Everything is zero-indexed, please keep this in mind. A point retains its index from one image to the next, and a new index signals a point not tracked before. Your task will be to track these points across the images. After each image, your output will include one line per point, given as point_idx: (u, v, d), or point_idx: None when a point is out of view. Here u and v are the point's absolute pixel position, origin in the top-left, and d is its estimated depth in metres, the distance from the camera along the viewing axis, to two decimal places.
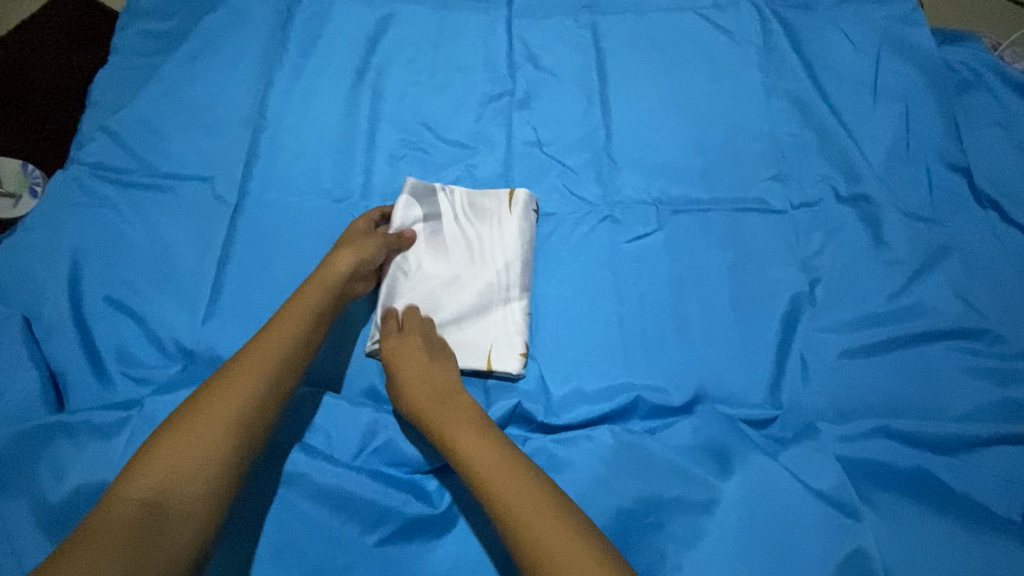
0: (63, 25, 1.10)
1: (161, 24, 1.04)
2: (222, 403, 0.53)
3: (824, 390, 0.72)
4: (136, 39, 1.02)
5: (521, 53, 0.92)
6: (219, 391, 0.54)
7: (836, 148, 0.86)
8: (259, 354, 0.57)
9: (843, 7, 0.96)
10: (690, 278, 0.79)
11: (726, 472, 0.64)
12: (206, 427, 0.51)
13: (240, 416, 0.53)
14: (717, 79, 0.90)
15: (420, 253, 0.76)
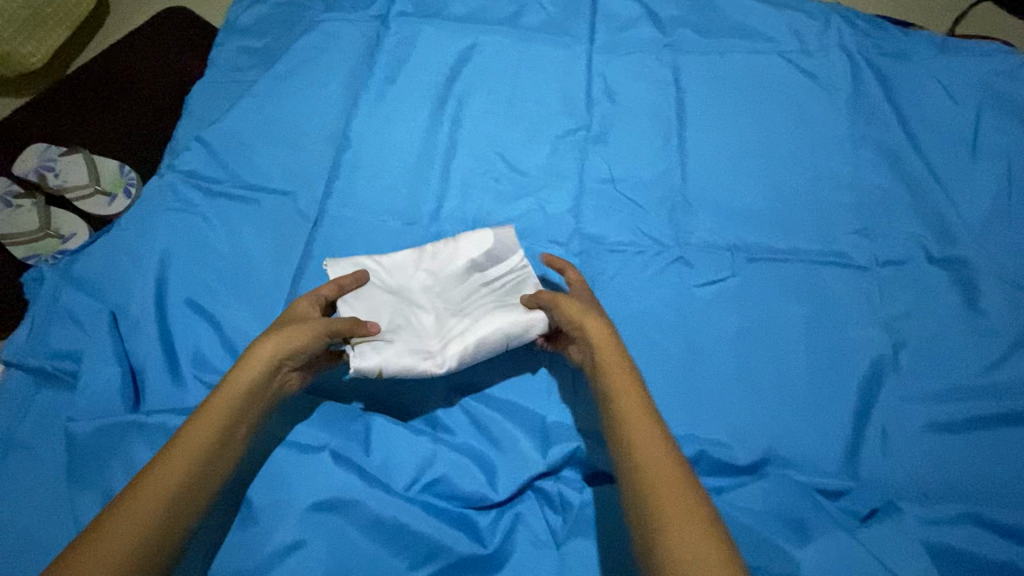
0: (166, 37, 1.17)
1: (256, 42, 1.10)
2: (156, 493, 0.47)
3: (905, 465, 0.68)
4: (233, 55, 1.08)
5: (599, 88, 0.92)
6: (142, 494, 0.47)
7: (929, 204, 0.82)
8: (198, 437, 0.51)
9: (941, 57, 0.92)
10: (763, 330, 0.75)
11: (795, 545, 0.60)
12: (137, 519, 0.46)
13: (183, 502, 0.49)
14: (801, 125, 0.88)
15: (455, 261, 0.71)
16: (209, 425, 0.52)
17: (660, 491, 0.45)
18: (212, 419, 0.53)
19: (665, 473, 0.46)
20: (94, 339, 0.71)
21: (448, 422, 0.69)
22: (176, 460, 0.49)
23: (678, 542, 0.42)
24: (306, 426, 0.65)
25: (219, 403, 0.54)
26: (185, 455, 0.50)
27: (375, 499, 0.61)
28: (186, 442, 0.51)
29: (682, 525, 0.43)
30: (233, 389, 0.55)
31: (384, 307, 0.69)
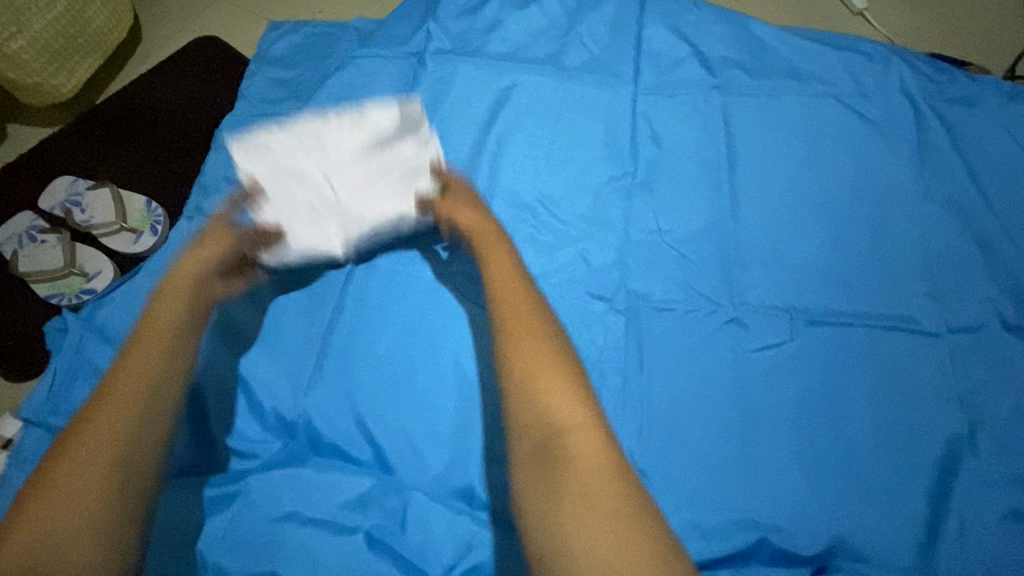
0: (197, 66, 1.15)
1: (288, 74, 1.07)
2: (101, 421, 0.50)
3: (989, 564, 0.61)
4: (264, 88, 1.06)
5: (645, 132, 0.88)
6: (86, 428, 0.49)
7: (1003, 266, 0.76)
8: (128, 368, 0.54)
9: (1011, 105, 0.86)
10: (825, 402, 0.70)
11: None
12: (89, 446, 0.48)
13: (133, 422, 0.51)
14: (861, 175, 0.83)
15: (354, 112, 0.70)
16: (128, 373, 0.53)
17: (537, 380, 0.52)
18: (131, 370, 0.54)
19: (546, 362, 0.53)
20: None
21: (485, 499, 0.63)
22: (111, 391, 0.52)
23: (563, 421, 0.49)
24: (342, 506, 0.62)
25: (132, 356, 0.55)
26: (119, 386, 0.52)
27: None
28: (119, 376, 0.53)
29: (560, 407, 0.50)
30: (148, 340, 0.56)
31: (300, 247, 0.71)
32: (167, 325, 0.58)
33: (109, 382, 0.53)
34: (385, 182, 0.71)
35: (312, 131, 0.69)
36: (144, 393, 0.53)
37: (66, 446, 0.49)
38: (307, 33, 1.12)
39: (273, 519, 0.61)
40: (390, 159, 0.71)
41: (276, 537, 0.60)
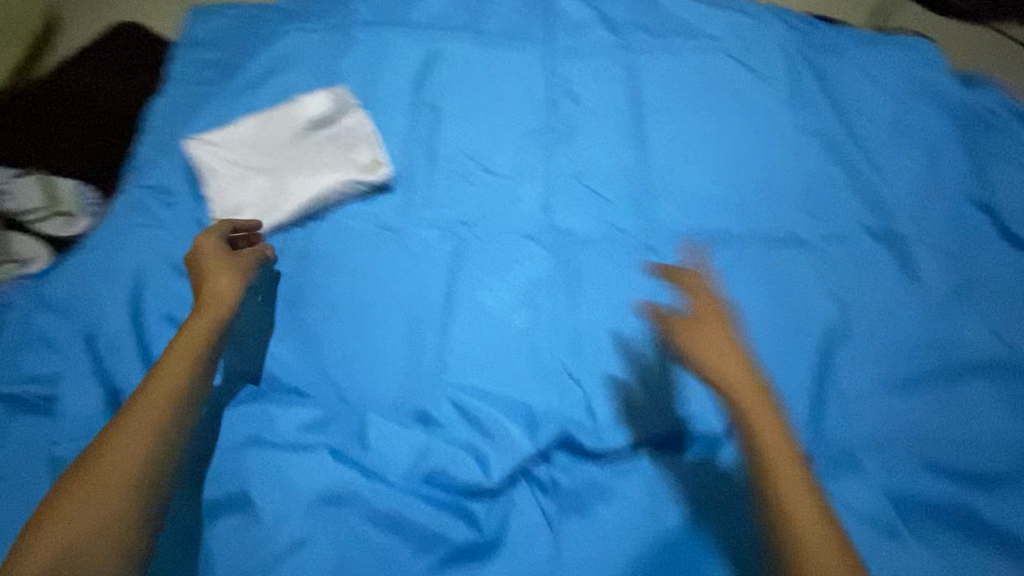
0: (116, 54, 1.15)
1: (213, 55, 1.09)
2: (129, 439, 0.53)
3: (865, 422, 0.71)
4: (190, 70, 1.07)
5: (560, 88, 0.96)
6: (113, 443, 0.52)
7: (864, 184, 0.89)
8: (157, 386, 0.57)
9: (866, 50, 1.01)
10: (726, 304, 0.79)
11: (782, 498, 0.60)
12: (113, 462, 0.51)
13: (158, 441, 0.54)
14: (748, 116, 0.94)
15: (294, 109, 0.87)
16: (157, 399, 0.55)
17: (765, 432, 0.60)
18: (162, 392, 0.56)
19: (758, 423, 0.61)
20: (70, 359, 0.71)
21: (438, 414, 0.70)
22: (139, 408, 0.55)
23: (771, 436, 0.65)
24: (300, 428, 0.67)
25: (160, 379, 0.57)
26: (147, 403, 0.55)
27: (376, 493, 0.63)
28: (147, 391, 0.56)
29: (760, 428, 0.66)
30: (178, 360, 0.59)
31: (251, 207, 0.82)
32: (195, 344, 0.61)
33: (139, 397, 0.56)
34: (324, 156, 0.85)
35: (261, 128, 0.86)
36: (170, 413, 0.56)
37: (92, 458, 0.52)
38: (229, 15, 1.14)
39: (237, 449, 0.65)
40: (325, 137, 0.86)
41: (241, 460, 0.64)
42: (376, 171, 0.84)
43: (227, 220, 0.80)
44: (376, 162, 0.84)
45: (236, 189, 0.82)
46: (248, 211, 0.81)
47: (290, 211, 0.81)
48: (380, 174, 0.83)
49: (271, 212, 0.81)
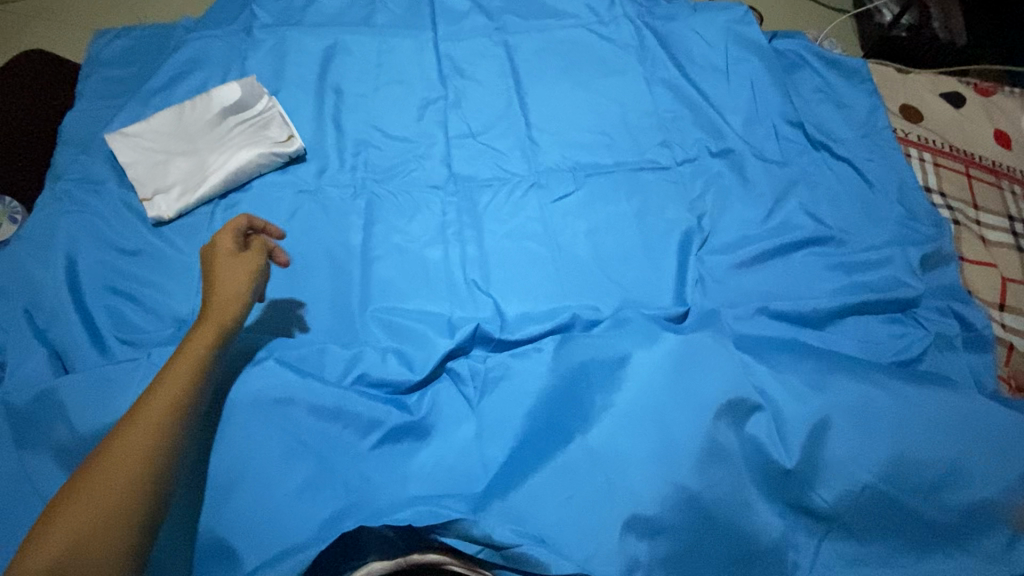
0: (12, 76, 1.17)
1: (124, 69, 1.16)
2: (127, 454, 0.55)
3: (720, 293, 0.87)
4: (102, 84, 1.14)
5: (449, 67, 1.11)
6: (111, 459, 0.54)
7: (705, 117, 1.09)
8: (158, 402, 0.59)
9: (697, 16, 1.22)
10: (604, 221, 0.94)
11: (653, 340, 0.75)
12: (109, 479, 0.53)
13: (154, 460, 0.56)
14: (608, 75, 1.13)
15: (208, 99, 0.97)
16: (162, 409, 0.58)
17: None
18: (165, 402, 0.59)
19: None
20: (12, 331, 0.76)
21: (365, 333, 0.81)
22: (140, 423, 0.57)
23: None
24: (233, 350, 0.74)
25: (163, 392, 0.60)
26: (147, 418, 0.58)
27: (308, 390, 0.71)
28: (149, 405, 0.59)
29: None
30: (182, 371, 0.62)
31: (177, 185, 0.90)
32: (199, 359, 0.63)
33: (141, 410, 0.58)
34: (241, 136, 0.95)
35: (179, 120, 0.96)
36: (172, 431, 0.58)
37: (90, 472, 0.54)
38: (133, 32, 1.21)
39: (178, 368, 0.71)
40: (240, 120, 0.96)
41: None
42: (291, 143, 0.94)
43: (154, 198, 0.89)
44: (289, 135, 0.95)
45: (161, 172, 0.91)
46: (174, 190, 0.89)
47: (215, 185, 0.90)
48: (294, 146, 0.94)
49: (195, 189, 0.90)
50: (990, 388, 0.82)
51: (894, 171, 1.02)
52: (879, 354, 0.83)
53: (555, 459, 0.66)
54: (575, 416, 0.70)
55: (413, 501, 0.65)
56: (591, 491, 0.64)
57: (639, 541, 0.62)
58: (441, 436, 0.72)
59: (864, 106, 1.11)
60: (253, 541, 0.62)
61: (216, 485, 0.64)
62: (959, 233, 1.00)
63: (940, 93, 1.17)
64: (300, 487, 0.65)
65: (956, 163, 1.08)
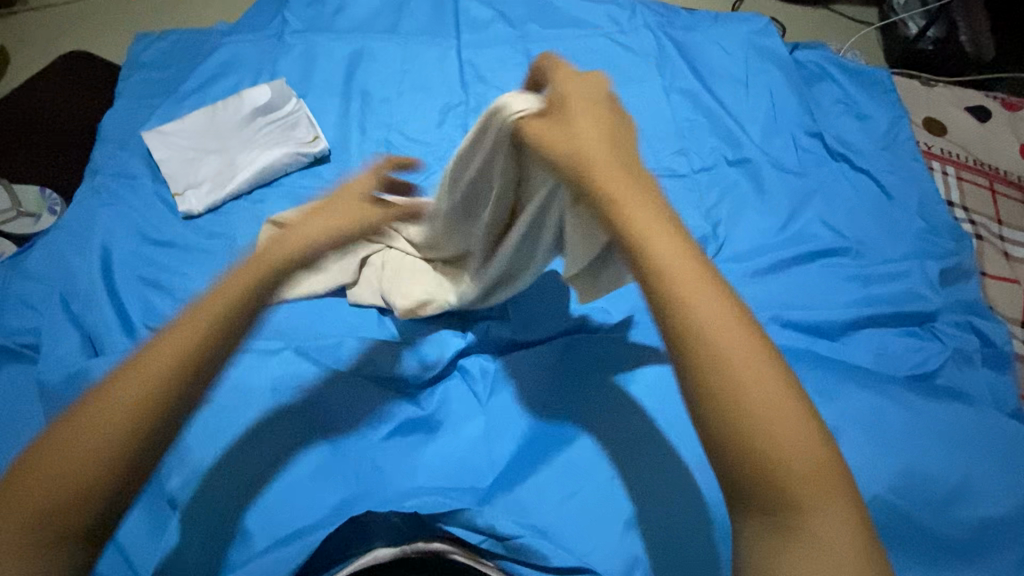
0: (53, 75, 1.22)
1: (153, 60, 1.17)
2: (146, 378, 0.51)
3: None
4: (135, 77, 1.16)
5: (471, 72, 1.10)
6: (127, 382, 0.50)
7: (724, 126, 1.06)
8: (167, 345, 0.52)
9: (719, 23, 1.20)
10: None
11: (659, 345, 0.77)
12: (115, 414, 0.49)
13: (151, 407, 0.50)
14: (629, 83, 1.10)
15: (241, 102, 1.00)
16: (159, 358, 0.51)
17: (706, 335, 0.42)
18: (165, 354, 0.52)
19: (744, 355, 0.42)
20: (48, 315, 0.80)
21: (379, 330, 0.82)
22: (150, 363, 0.51)
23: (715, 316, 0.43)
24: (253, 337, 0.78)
25: (172, 341, 0.53)
26: (148, 365, 0.51)
27: (326, 381, 0.75)
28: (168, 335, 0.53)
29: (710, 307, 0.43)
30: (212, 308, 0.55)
31: (206, 181, 0.94)
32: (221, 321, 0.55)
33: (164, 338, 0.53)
34: (268, 137, 0.98)
35: (211, 121, 0.99)
36: (166, 384, 0.51)
37: (100, 390, 0.50)
38: (169, 34, 1.18)
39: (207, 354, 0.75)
40: (269, 123, 0.99)
41: None
42: (317, 145, 0.97)
43: (185, 193, 0.92)
44: (316, 137, 0.97)
45: (192, 170, 0.94)
46: (204, 187, 0.93)
47: (242, 184, 0.93)
48: (321, 147, 0.96)
49: (224, 186, 0.93)
50: (1008, 406, 0.81)
51: (915, 184, 1.02)
52: (895, 368, 0.81)
53: (557, 457, 0.69)
54: (581, 414, 0.72)
55: (424, 489, 0.67)
56: (597, 487, 0.67)
57: (641, 539, 0.64)
58: (449, 431, 0.73)
59: (886, 118, 1.10)
60: (268, 518, 0.65)
61: (225, 469, 0.67)
62: (980, 249, 0.99)
63: (966, 107, 1.16)
64: (314, 472, 0.68)
65: (980, 177, 1.07)
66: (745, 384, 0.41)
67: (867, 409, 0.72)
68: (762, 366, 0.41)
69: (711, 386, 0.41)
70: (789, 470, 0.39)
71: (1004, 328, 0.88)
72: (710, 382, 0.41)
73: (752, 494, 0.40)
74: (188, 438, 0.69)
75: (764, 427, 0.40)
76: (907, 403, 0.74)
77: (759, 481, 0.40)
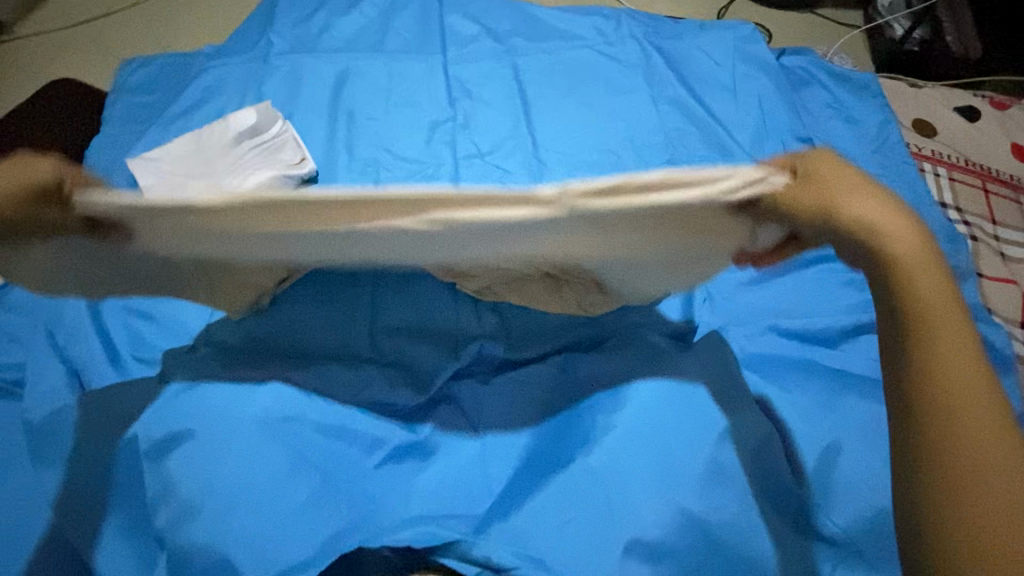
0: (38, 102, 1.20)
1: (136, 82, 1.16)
2: None
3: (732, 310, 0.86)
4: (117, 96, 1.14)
5: (458, 90, 1.11)
6: None
7: (714, 136, 1.06)
8: None
9: (704, 32, 1.20)
10: None
11: (656, 361, 0.75)
12: None
13: None
14: (616, 97, 1.10)
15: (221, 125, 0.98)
16: None
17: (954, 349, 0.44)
18: None
19: (962, 386, 0.42)
20: (32, 349, 0.79)
21: (371, 352, 0.80)
22: None
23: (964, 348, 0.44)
24: (246, 366, 0.75)
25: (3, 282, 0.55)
26: None
27: (317, 411, 0.73)
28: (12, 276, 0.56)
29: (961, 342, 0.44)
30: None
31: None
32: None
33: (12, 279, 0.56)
34: (253, 158, 0.97)
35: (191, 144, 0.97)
36: None
37: None
38: (157, 59, 1.19)
39: (195, 384, 0.73)
40: (251, 145, 0.97)
41: (179, 404, 0.71)
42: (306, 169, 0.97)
43: None
44: (302, 160, 0.97)
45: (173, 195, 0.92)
46: None
47: None
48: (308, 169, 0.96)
49: None
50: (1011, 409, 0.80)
51: (907, 188, 1.01)
52: None
53: (555, 480, 0.68)
54: (580, 436, 0.70)
55: (419, 517, 0.67)
56: (595, 513, 0.65)
57: (642, 564, 0.63)
58: (442, 457, 0.72)
59: (874, 122, 1.10)
60: (256, 555, 0.63)
61: (208, 508, 0.64)
62: (977, 250, 0.98)
63: (954, 108, 1.16)
64: (306, 504, 0.66)
65: (973, 177, 1.07)
66: (957, 402, 0.42)
67: (853, 426, 0.74)
68: (969, 378, 0.43)
69: (912, 407, 0.44)
70: (1005, 535, 0.38)
71: (1002, 331, 0.87)
72: (917, 422, 0.43)
73: (937, 546, 0.40)
74: (168, 472, 0.66)
75: (977, 453, 0.40)
76: None
77: (970, 539, 0.39)
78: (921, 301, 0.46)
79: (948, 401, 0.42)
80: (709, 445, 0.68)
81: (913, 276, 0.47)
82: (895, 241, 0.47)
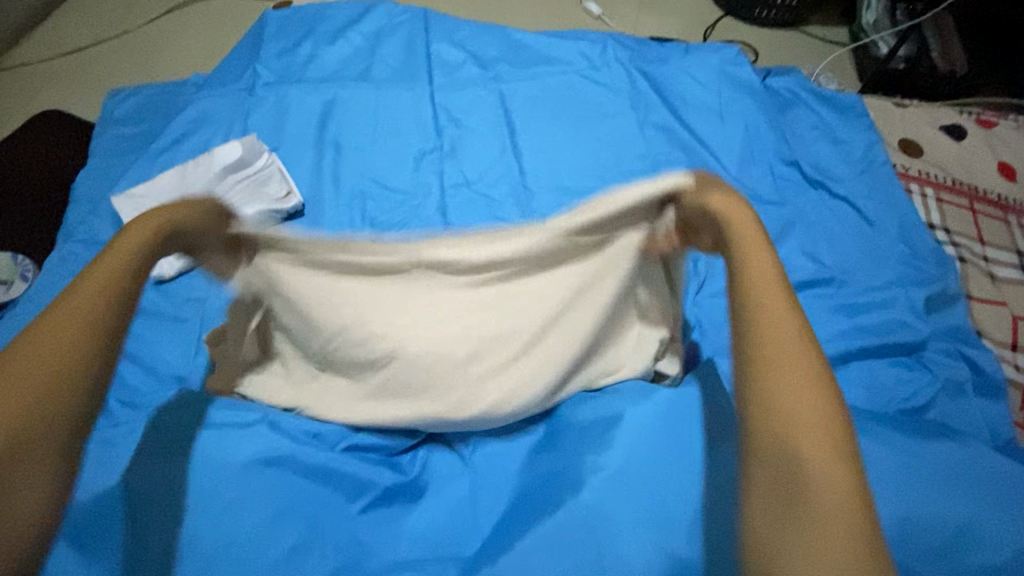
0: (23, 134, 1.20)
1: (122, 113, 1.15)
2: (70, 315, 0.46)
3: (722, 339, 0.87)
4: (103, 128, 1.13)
5: (445, 118, 1.11)
6: (47, 327, 0.45)
7: (700, 160, 1.06)
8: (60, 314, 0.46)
9: (690, 56, 1.21)
10: None
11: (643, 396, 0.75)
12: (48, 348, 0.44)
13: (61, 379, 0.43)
14: (602, 123, 1.10)
15: (208, 160, 0.98)
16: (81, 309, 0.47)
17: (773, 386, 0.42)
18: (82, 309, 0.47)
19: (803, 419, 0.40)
20: None
21: None
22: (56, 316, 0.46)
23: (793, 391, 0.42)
24: (228, 410, 0.74)
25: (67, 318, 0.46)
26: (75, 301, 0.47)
27: (304, 454, 0.72)
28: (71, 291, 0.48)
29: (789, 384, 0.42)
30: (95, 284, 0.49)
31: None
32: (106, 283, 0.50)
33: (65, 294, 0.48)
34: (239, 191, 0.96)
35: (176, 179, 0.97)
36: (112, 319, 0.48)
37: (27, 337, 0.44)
38: (143, 90, 1.18)
39: (175, 429, 0.72)
40: (236, 178, 0.97)
41: (160, 452, 0.70)
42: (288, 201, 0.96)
43: None
44: (287, 194, 0.97)
45: None
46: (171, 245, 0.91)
47: None
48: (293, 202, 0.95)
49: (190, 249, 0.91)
50: (1003, 436, 0.80)
51: (894, 210, 1.01)
52: (886, 404, 0.80)
53: (544, 525, 0.66)
54: (568, 476, 0.70)
55: (406, 562, 0.67)
56: (584, 558, 0.63)
57: None
58: (430, 496, 0.73)
59: (861, 143, 1.09)
60: None
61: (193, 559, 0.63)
62: (965, 272, 0.98)
63: (940, 127, 1.16)
64: (290, 551, 0.65)
65: (960, 197, 1.07)
66: (785, 439, 0.40)
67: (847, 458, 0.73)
68: (798, 350, 0.43)
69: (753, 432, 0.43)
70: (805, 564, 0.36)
71: (993, 355, 0.86)
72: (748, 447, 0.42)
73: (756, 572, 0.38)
74: (147, 523, 0.65)
75: (806, 483, 0.38)
76: (898, 443, 0.72)
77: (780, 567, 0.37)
78: (775, 347, 0.44)
79: (783, 368, 0.43)
80: (697, 484, 0.67)
81: (757, 304, 0.47)
82: (749, 259, 0.51)
